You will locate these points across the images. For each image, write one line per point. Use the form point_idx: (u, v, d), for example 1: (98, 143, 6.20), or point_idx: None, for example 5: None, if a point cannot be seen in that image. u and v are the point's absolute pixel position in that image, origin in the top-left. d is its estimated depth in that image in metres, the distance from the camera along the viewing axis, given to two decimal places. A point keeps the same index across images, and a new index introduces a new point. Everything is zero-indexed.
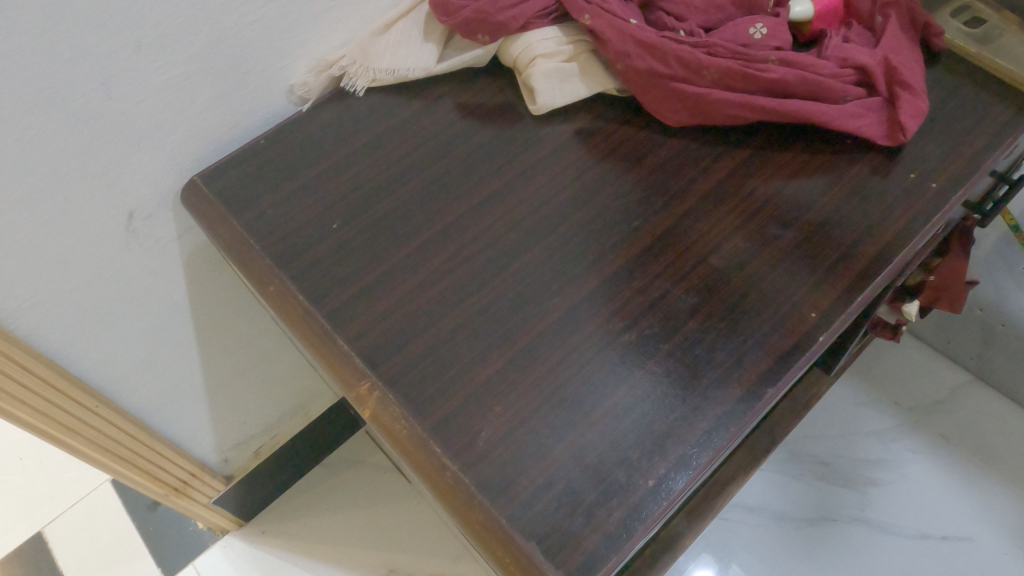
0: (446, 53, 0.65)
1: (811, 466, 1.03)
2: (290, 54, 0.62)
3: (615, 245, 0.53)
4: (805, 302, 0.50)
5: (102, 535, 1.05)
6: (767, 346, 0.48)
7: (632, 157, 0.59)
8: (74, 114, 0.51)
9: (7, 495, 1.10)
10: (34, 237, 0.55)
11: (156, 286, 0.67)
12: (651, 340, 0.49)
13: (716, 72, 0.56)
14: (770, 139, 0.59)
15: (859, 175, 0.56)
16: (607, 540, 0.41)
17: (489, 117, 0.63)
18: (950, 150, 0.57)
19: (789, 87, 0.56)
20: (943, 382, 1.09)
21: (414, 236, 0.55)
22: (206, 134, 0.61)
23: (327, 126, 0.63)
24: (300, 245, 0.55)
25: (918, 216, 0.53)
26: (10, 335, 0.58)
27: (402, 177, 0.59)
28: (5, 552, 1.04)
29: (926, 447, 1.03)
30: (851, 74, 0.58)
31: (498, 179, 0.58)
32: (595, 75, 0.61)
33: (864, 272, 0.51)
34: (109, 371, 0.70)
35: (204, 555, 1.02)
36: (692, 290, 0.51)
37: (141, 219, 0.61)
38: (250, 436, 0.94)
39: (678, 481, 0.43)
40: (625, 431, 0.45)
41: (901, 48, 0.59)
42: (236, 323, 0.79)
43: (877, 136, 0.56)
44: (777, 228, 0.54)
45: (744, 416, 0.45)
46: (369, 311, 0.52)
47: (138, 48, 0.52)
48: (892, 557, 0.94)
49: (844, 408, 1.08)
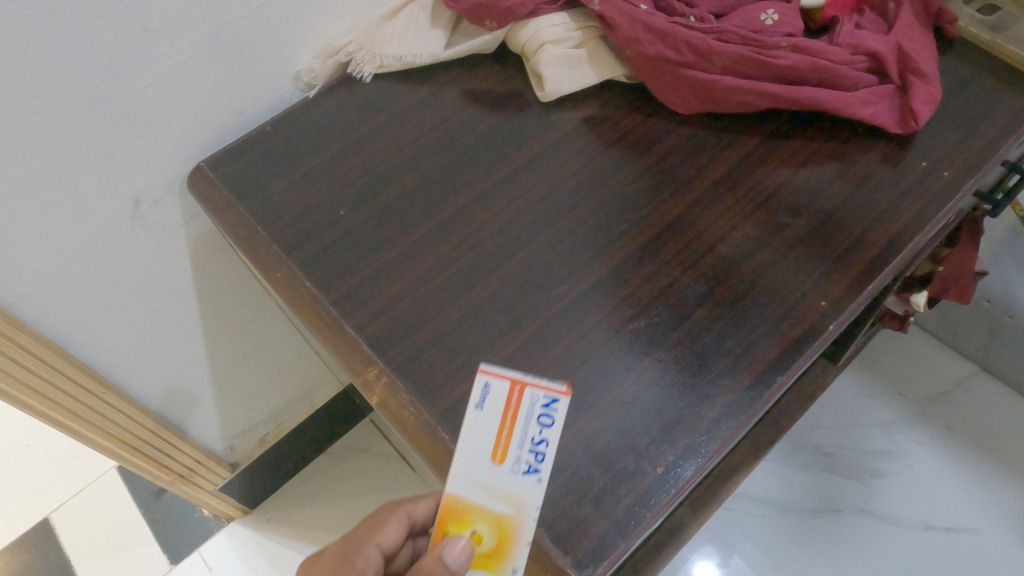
0: (454, 39, 0.64)
1: (815, 457, 1.03)
2: (297, 40, 0.61)
3: (623, 232, 0.53)
4: (815, 291, 0.49)
5: (109, 521, 1.05)
6: (776, 335, 0.48)
7: (640, 144, 0.58)
8: (80, 99, 0.51)
9: (12, 481, 1.11)
10: (40, 223, 0.54)
11: (162, 273, 0.67)
12: (659, 328, 0.48)
13: (727, 59, 0.56)
14: (780, 127, 0.59)
15: (870, 163, 0.56)
16: (615, 528, 0.41)
17: (497, 103, 0.62)
18: (962, 138, 0.57)
19: (800, 74, 0.56)
20: (949, 373, 1.08)
21: (421, 222, 0.55)
22: (212, 120, 0.61)
23: (334, 113, 0.62)
24: (306, 232, 0.55)
25: (929, 205, 0.53)
26: (18, 320, 0.58)
27: (409, 164, 0.59)
28: (12, 537, 1.05)
29: (931, 438, 1.03)
30: (862, 62, 0.57)
31: (506, 166, 0.58)
32: (603, 62, 0.61)
33: (875, 260, 0.51)
34: (116, 358, 0.70)
35: (210, 542, 1.03)
36: (701, 278, 0.51)
37: (147, 205, 0.61)
38: (256, 423, 0.95)
39: (686, 469, 0.43)
40: (634, 419, 0.45)
41: (914, 35, 0.59)
42: (242, 311, 0.79)
43: (889, 124, 0.56)
44: (787, 216, 0.53)
45: (754, 404, 0.45)
46: (377, 298, 0.51)
47: (146, 32, 0.51)
48: (896, 547, 0.94)
49: (850, 400, 1.07)
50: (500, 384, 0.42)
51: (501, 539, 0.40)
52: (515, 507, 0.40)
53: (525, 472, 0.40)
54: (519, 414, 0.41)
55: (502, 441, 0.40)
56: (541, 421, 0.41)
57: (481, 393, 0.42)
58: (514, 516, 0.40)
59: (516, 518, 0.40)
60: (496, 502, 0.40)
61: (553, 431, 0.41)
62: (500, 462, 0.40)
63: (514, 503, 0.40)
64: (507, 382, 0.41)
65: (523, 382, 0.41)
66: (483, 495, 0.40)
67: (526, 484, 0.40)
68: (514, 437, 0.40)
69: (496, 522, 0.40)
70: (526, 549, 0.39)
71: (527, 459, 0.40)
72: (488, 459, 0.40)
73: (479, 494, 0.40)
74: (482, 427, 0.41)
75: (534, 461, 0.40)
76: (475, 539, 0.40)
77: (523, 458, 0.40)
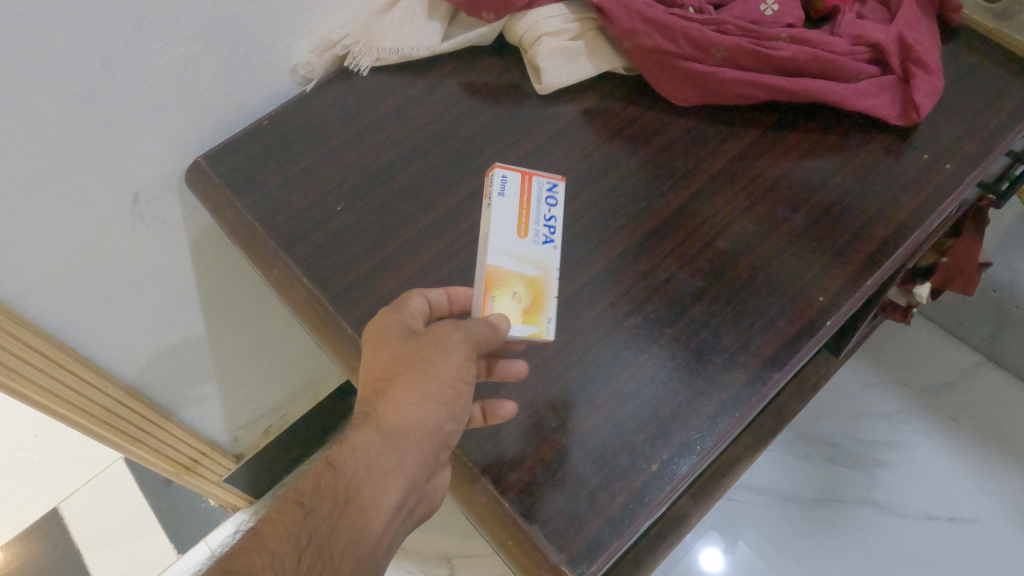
0: (451, 30, 0.64)
1: (819, 447, 1.02)
2: (293, 34, 0.61)
3: (621, 227, 0.53)
4: (814, 285, 0.49)
5: (117, 511, 1.07)
6: (774, 331, 0.47)
7: (639, 137, 0.58)
8: (77, 95, 0.51)
9: (23, 472, 1.12)
10: (39, 219, 0.55)
11: (162, 268, 0.67)
12: (655, 324, 0.48)
13: (725, 51, 0.55)
14: (780, 119, 0.58)
15: (871, 156, 0.55)
16: (609, 525, 0.41)
17: (495, 96, 0.62)
18: (964, 129, 0.56)
19: (800, 65, 0.55)
20: (955, 363, 1.07)
21: (418, 218, 0.55)
22: (209, 116, 0.61)
23: (330, 107, 0.62)
24: (303, 228, 0.55)
25: (930, 198, 0.52)
26: (20, 316, 0.58)
27: (405, 159, 0.58)
28: (23, 526, 1.07)
29: (935, 428, 1.01)
30: (863, 52, 0.56)
31: (503, 160, 0.58)
32: (602, 54, 0.60)
33: (874, 255, 0.50)
34: (118, 352, 0.70)
35: (216, 532, 1.03)
36: (699, 273, 0.50)
37: (146, 200, 0.62)
38: (260, 415, 0.96)
39: (682, 466, 0.43)
40: (630, 415, 0.45)
41: (916, 25, 0.58)
42: (242, 305, 0.79)
43: (890, 116, 0.55)
44: (786, 210, 0.53)
45: (750, 400, 0.45)
46: (375, 295, 0.52)
47: (140, 28, 0.51)
48: (898, 537, 0.93)
49: (855, 389, 1.06)
50: (514, 175, 0.46)
51: (534, 298, 0.45)
52: (542, 270, 0.45)
53: (546, 242, 0.46)
54: (532, 198, 0.46)
55: (521, 217, 0.45)
56: (549, 202, 0.47)
57: (499, 183, 0.45)
58: (542, 277, 0.45)
59: (545, 277, 0.45)
60: (526, 268, 0.45)
61: (558, 209, 0.47)
62: (524, 234, 0.45)
63: (540, 267, 0.45)
64: (519, 173, 0.46)
65: (529, 173, 0.47)
66: (517, 263, 0.44)
67: (546, 251, 0.45)
68: (532, 215, 0.46)
69: (530, 284, 0.45)
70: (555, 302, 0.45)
71: (544, 232, 0.46)
72: (515, 237, 0.45)
73: (510, 264, 0.44)
74: (504, 208, 0.45)
75: (553, 230, 0.46)
76: (518, 299, 0.44)
77: (541, 232, 0.46)
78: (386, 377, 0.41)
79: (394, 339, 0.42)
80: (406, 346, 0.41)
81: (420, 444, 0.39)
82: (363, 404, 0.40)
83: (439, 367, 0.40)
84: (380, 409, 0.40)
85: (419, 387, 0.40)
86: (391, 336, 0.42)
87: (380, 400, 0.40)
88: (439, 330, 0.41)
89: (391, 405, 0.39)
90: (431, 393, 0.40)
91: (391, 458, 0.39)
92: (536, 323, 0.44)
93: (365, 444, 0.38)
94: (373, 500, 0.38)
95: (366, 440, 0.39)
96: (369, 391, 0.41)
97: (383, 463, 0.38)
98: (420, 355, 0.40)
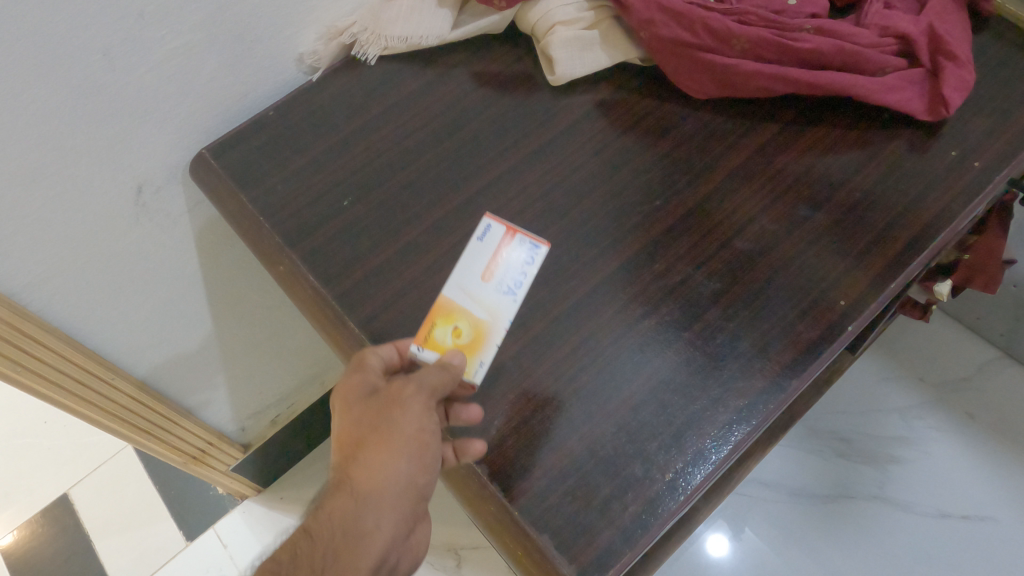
0: (462, 18, 0.62)
1: (832, 443, 1.01)
2: (298, 22, 0.59)
3: (635, 225, 0.51)
4: (835, 288, 0.48)
5: (127, 497, 1.07)
6: (793, 336, 0.46)
7: (655, 131, 0.56)
8: (77, 86, 0.50)
9: (33, 457, 1.12)
10: (41, 213, 0.54)
11: (167, 260, 0.66)
12: (670, 326, 0.47)
13: (746, 42, 0.53)
14: (802, 113, 0.56)
15: (896, 151, 0.53)
16: (622, 536, 0.40)
17: (506, 87, 0.60)
18: (994, 124, 0.54)
19: (824, 58, 0.53)
20: (971, 358, 1.05)
21: (427, 214, 0.54)
22: (214, 106, 0.59)
23: (337, 97, 0.61)
24: (309, 223, 0.54)
25: (958, 197, 0.50)
26: (24, 309, 0.57)
27: (414, 152, 0.57)
28: (33, 512, 1.07)
29: (950, 425, 1.00)
30: (891, 44, 0.54)
31: (515, 154, 0.56)
32: (618, 43, 0.58)
33: (899, 256, 0.48)
34: (124, 344, 0.69)
35: (224, 519, 1.03)
36: (715, 274, 0.49)
37: (150, 192, 0.60)
38: (267, 405, 0.95)
39: (696, 476, 0.42)
40: (643, 422, 0.44)
41: (947, 16, 0.56)
42: (251, 294, 0.78)
43: (917, 110, 0.53)
44: (807, 209, 0.51)
45: (767, 408, 0.44)
46: (381, 293, 0.50)
47: (141, 17, 0.50)
48: (911, 535, 0.92)
49: (868, 384, 1.05)
50: (500, 228, 0.49)
51: (476, 337, 0.45)
52: (492, 318, 0.45)
53: (505, 293, 0.46)
54: (506, 253, 0.48)
55: (492, 264, 0.47)
56: (527, 262, 0.47)
57: (483, 230, 0.48)
58: (489, 321, 0.45)
59: (492, 324, 0.45)
60: (478, 310, 0.46)
61: (533, 268, 0.47)
62: (487, 279, 0.46)
63: (489, 312, 0.45)
64: (504, 228, 0.48)
65: (514, 230, 0.48)
66: (469, 301, 0.46)
67: (504, 301, 0.46)
68: (502, 265, 0.47)
69: (473, 325, 0.45)
70: (494, 348, 0.45)
71: (508, 283, 0.46)
72: (476, 278, 0.46)
73: (466, 301, 0.46)
74: (473, 256, 0.47)
75: (514, 287, 0.46)
76: (455, 336, 0.45)
77: (506, 281, 0.46)
78: (354, 440, 0.42)
79: (355, 401, 0.42)
80: (367, 408, 0.42)
81: (392, 502, 0.40)
82: (338, 469, 0.42)
83: (401, 425, 0.41)
84: (352, 473, 0.41)
85: (385, 448, 0.40)
86: (353, 397, 0.43)
87: (351, 465, 0.41)
88: (398, 388, 0.41)
89: (361, 470, 0.40)
90: (397, 450, 0.40)
91: (367, 519, 0.39)
92: (467, 363, 0.44)
93: (340, 508, 0.40)
94: (350, 564, 0.38)
95: (340, 506, 0.40)
96: (343, 455, 0.42)
97: (359, 524, 0.39)
98: (381, 414, 0.41)
